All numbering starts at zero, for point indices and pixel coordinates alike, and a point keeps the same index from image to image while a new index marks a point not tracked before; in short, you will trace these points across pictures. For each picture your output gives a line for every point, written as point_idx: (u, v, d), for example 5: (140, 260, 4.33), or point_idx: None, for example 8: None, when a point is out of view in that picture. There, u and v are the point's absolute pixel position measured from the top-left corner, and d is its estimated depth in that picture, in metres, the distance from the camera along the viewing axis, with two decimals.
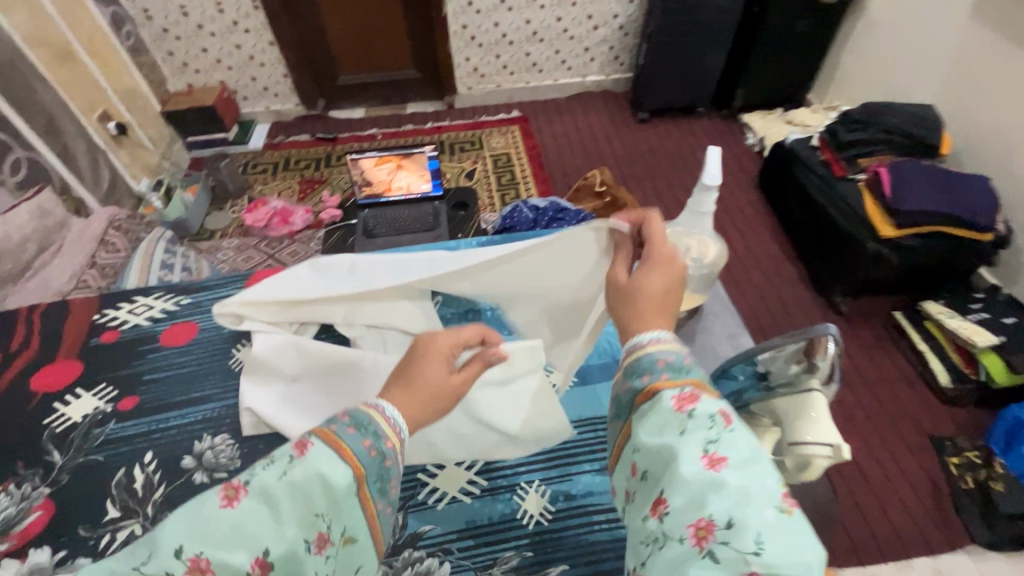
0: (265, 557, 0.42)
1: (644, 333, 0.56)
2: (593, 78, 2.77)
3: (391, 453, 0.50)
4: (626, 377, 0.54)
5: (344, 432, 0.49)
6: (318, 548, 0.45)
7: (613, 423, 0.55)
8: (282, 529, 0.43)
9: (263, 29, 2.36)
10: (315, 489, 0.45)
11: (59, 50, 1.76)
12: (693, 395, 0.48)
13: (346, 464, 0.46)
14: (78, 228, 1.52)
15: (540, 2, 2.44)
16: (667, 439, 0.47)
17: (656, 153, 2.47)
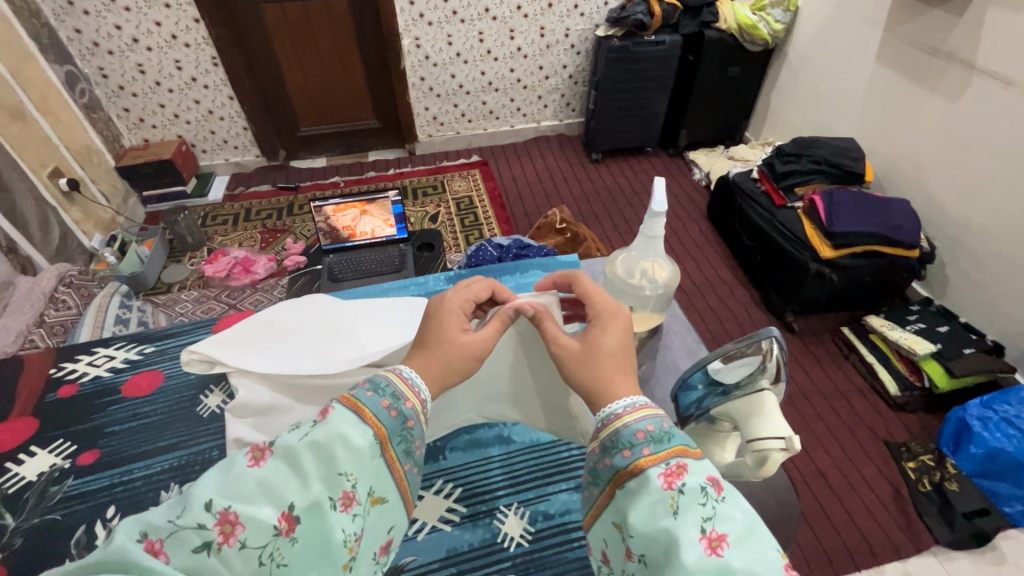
0: (291, 511, 0.46)
1: (614, 404, 0.56)
2: (547, 123, 2.92)
3: (411, 413, 0.56)
4: (606, 451, 0.53)
5: (364, 395, 0.55)
6: (343, 506, 0.48)
7: (592, 489, 0.55)
8: (309, 485, 0.47)
9: (222, 85, 2.40)
10: (337, 448, 0.49)
11: (10, 109, 1.74)
12: (679, 470, 0.48)
13: (365, 426, 0.52)
14: (25, 286, 1.46)
15: (494, 55, 2.58)
16: (664, 523, 0.45)
17: (611, 191, 2.60)
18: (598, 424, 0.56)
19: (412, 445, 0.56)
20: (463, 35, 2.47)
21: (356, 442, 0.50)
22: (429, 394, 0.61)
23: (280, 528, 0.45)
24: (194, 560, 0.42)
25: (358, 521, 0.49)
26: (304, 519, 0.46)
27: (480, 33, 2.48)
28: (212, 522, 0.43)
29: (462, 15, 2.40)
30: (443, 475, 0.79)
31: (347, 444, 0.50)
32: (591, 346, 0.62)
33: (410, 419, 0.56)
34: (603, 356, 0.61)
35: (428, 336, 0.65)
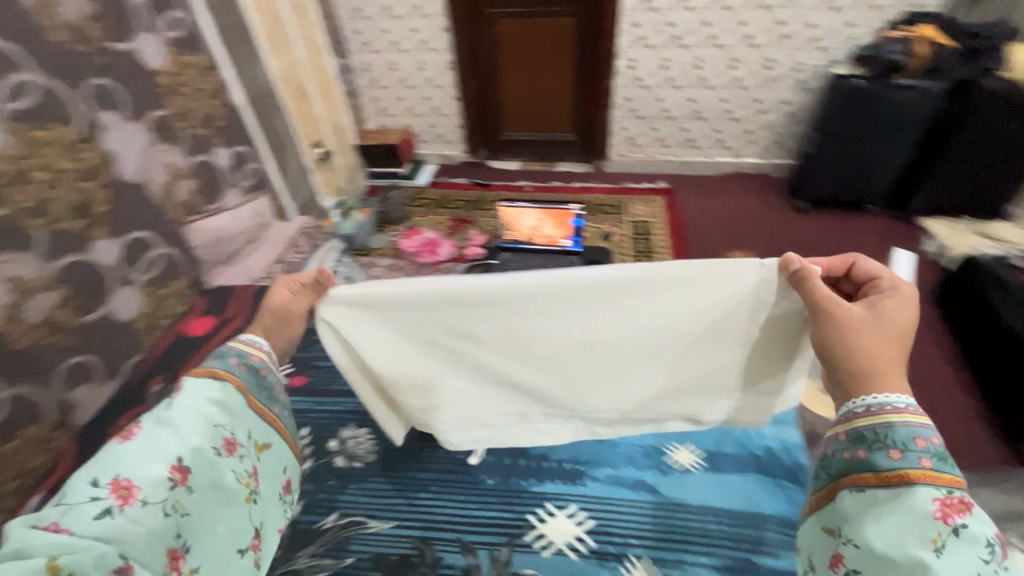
0: (179, 463, 0.69)
1: (892, 395, 0.67)
2: (750, 160, 2.70)
3: (260, 365, 0.84)
4: (870, 450, 0.66)
5: (218, 364, 0.81)
6: (226, 449, 0.75)
7: (815, 481, 0.73)
8: (192, 441, 0.71)
9: (450, 86, 2.71)
10: (206, 411, 0.75)
11: (298, 89, 2.21)
12: (961, 507, 0.58)
13: (221, 384, 0.78)
14: (278, 229, 1.83)
15: (708, 83, 2.48)
16: (914, 545, 0.58)
17: (813, 245, 2.30)
18: (860, 406, 0.68)
19: (270, 393, 0.85)
20: (680, 61, 2.43)
21: (221, 400, 0.77)
22: (267, 343, 0.88)
23: (173, 480, 0.67)
24: (99, 522, 0.60)
25: (234, 465, 0.76)
26: (191, 472, 0.70)
27: (698, 60, 2.41)
28: (106, 493, 0.62)
29: (685, 40, 2.36)
30: (580, 504, 0.90)
31: (213, 401, 0.76)
32: (881, 313, 0.72)
33: (261, 370, 0.84)
34: (893, 326, 0.71)
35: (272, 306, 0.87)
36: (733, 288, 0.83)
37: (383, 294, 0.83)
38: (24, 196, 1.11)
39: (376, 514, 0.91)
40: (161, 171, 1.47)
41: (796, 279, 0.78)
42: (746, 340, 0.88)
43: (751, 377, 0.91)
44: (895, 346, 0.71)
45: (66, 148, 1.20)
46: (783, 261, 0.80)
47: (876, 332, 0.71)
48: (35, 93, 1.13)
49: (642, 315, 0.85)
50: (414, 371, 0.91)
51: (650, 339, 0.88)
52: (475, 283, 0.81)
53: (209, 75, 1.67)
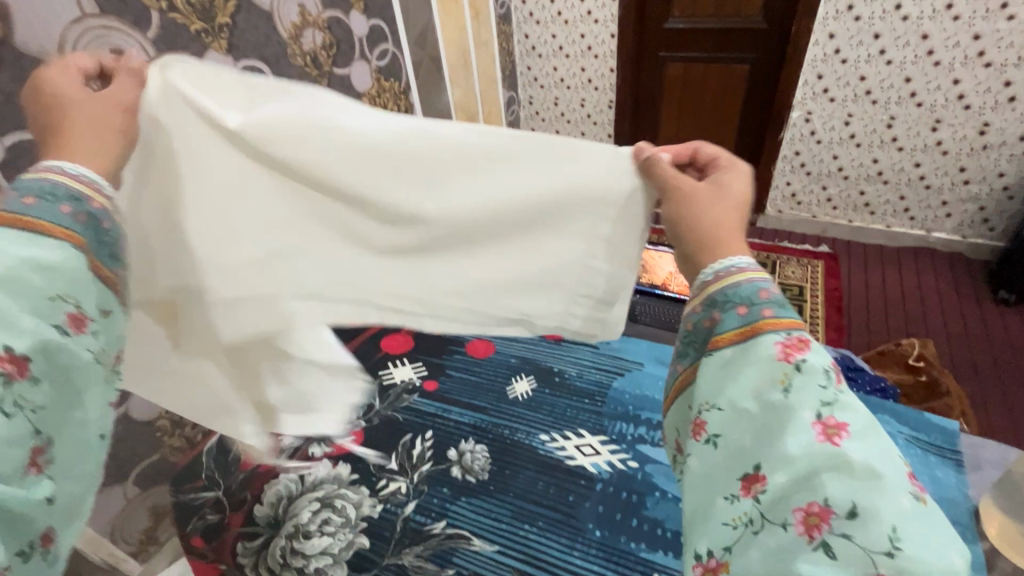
0: (11, 354, 0.35)
1: (731, 257, 0.48)
2: (941, 235, 2.33)
3: (101, 212, 0.43)
4: (713, 306, 0.45)
5: (17, 204, 0.39)
6: (76, 327, 0.39)
7: (679, 364, 0.48)
8: (17, 323, 0.35)
9: (607, 124, 2.75)
10: (27, 273, 0.37)
11: (469, 116, 2.42)
12: (801, 343, 0.40)
13: (52, 240, 0.39)
14: None
15: (900, 144, 2.20)
16: (766, 395, 0.39)
17: (1016, 347, 1.90)
18: (708, 274, 0.48)
19: (122, 246, 0.45)
20: (868, 117, 2.19)
21: (43, 259, 0.38)
22: (96, 172, 0.45)
23: (7, 375, 0.34)
24: None
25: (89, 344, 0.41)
26: (27, 359, 0.36)
27: (892, 118, 2.15)
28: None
29: (877, 96, 2.13)
30: None
31: (35, 261, 0.37)
32: (724, 188, 0.55)
33: (103, 219, 0.43)
34: (732, 199, 0.54)
35: (54, 103, 0.47)
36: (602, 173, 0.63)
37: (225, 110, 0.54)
38: None
39: (480, 532, 0.77)
40: None
41: (645, 167, 0.61)
42: (605, 244, 0.66)
43: (593, 300, 0.68)
44: (741, 217, 0.53)
45: None
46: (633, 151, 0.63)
47: (712, 206, 0.54)
48: None
49: (523, 185, 0.63)
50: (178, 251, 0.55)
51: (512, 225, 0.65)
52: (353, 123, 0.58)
53: (401, 99, 1.90)
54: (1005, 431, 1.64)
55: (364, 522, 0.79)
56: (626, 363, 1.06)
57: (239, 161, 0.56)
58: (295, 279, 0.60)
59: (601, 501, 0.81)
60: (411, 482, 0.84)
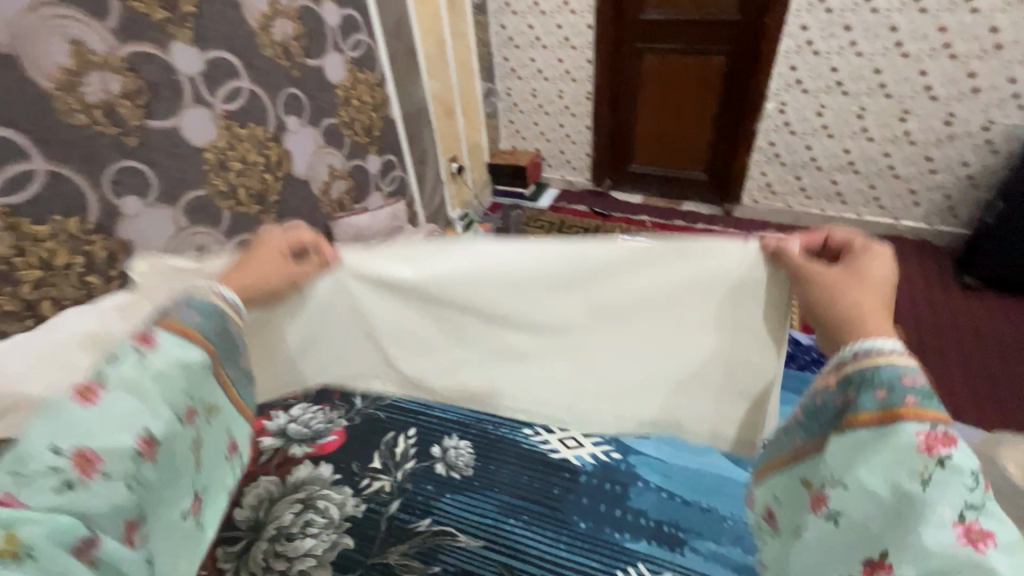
0: (148, 436, 0.51)
1: (869, 339, 0.52)
2: (910, 223, 2.39)
3: (231, 328, 0.62)
4: (855, 387, 0.51)
5: (186, 318, 0.57)
6: (189, 418, 0.56)
7: (801, 435, 0.58)
8: (159, 410, 0.53)
9: (585, 115, 2.75)
10: (175, 373, 0.54)
11: (446, 108, 2.39)
12: (947, 437, 0.45)
13: (197, 347, 0.57)
14: (409, 233, 1.97)
15: (870, 134, 2.25)
16: (906, 486, 0.45)
17: (980, 331, 1.97)
18: (847, 352, 0.53)
19: (237, 356, 0.63)
20: (839, 108, 2.23)
21: (189, 364, 0.56)
22: (237, 295, 0.64)
23: (140, 452, 0.50)
24: (55, 498, 0.45)
25: (195, 431, 0.58)
26: (159, 439, 0.52)
27: (862, 108, 2.20)
28: (66, 463, 0.46)
29: (847, 87, 2.18)
30: (673, 570, 0.72)
31: (182, 363, 0.55)
32: (858, 272, 0.58)
33: (231, 336, 0.62)
34: (867, 281, 0.57)
35: (251, 265, 0.69)
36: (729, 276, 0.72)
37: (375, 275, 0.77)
38: (221, 181, 1.32)
39: (466, 528, 0.78)
40: (324, 171, 1.68)
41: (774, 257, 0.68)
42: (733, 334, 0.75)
43: (730, 372, 0.78)
44: (881, 303, 0.56)
45: (258, 143, 1.41)
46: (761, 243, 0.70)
47: (848, 291, 0.57)
48: (243, 96, 1.35)
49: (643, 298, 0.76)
50: (365, 347, 0.86)
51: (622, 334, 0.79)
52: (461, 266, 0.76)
53: (377, 91, 1.88)
54: (970, 411, 1.70)
55: (347, 522, 0.79)
56: None
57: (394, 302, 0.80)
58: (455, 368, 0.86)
59: (585, 494, 0.83)
60: (396, 480, 0.85)
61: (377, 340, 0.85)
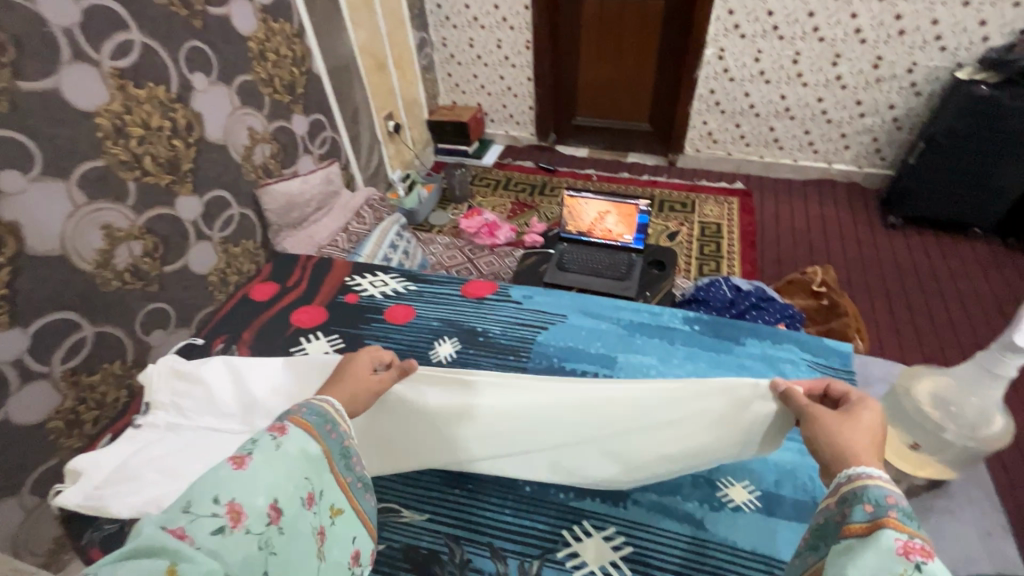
0: (277, 504, 0.51)
1: (857, 468, 0.51)
2: (841, 167, 2.48)
3: (345, 434, 0.62)
4: (844, 503, 0.48)
5: (310, 417, 0.59)
6: (309, 505, 0.55)
7: (809, 557, 0.51)
8: (288, 485, 0.53)
9: (526, 66, 2.65)
10: (300, 459, 0.55)
11: (378, 61, 2.24)
12: (927, 551, 0.41)
13: (317, 440, 0.58)
14: (345, 198, 1.87)
15: (804, 79, 2.28)
16: None
17: (902, 267, 2.10)
18: (844, 477, 0.51)
19: (350, 460, 0.62)
20: (775, 53, 2.24)
21: (312, 452, 0.56)
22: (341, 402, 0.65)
23: (270, 517, 0.50)
24: (212, 541, 0.45)
25: (315, 524, 0.56)
26: (287, 513, 0.52)
27: (797, 53, 2.22)
28: (223, 511, 0.47)
29: (783, 31, 2.18)
30: (619, 525, 0.70)
31: (307, 450, 0.56)
32: (854, 417, 0.57)
33: (347, 440, 0.62)
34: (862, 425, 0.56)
35: (343, 375, 0.69)
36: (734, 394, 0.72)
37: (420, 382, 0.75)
38: (122, 149, 1.18)
39: (409, 503, 0.75)
40: (244, 134, 1.54)
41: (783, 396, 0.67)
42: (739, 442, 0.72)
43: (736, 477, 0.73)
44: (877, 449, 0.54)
45: (160, 105, 1.26)
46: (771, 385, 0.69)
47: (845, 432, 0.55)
48: (136, 51, 1.19)
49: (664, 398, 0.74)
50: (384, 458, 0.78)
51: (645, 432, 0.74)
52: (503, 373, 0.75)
53: (295, 43, 1.72)
54: (893, 344, 1.83)
55: None
56: (550, 316, 0.98)
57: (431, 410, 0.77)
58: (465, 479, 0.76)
59: None
60: None
61: (401, 454, 0.78)
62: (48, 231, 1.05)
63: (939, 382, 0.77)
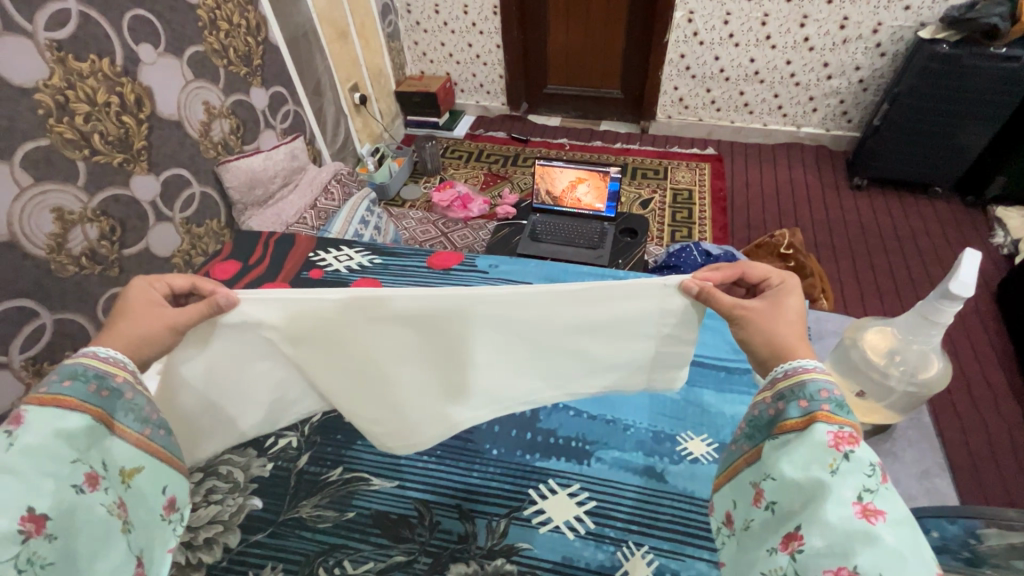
0: (32, 513, 0.44)
1: (794, 359, 0.54)
2: (809, 130, 2.51)
3: (123, 387, 0.56)
4: (781, 398, 0.51)
5: (60, 385, 0.51)
6: (91, 486, 0.49)
7: (745, 443, 0.54)
8: (42, 484, 0.45)
9: (494, 33, 2.58)
10: (54, 446, 0.47)
11: (339, 29, 2.15)
12: (852, 437, 0.45)
13: (79, 413, 0.50)
14: (312, 173, 1.82)
15: (773, 41, 2.27)
16: (815, 475, 0.44)
17: (865, 227, 2.15)
18: (779, 372, 0.54)
19: (142, 410, 0.57)
20: (745, 15, 2.21)
21: (70, 430, 0.49)
22: (119, 352, 0.58)
23: (26, 533, 0.43)
24: None
25: (109, 498, 0.50)
26: (54, 514, 0.45)
27: (765, 15, 2.19)
28: None
29: None
30: (581, 480, 0.73)
31: (60, 432, 0.48)
32: (779, 303, 0.61)
33: (126, 392, 0.56)
34: (783, 311, 0.60)
35: (140, 313, 0.62)
36: (643, 300, 0.66)
37: (275, 315, 0.66)
38: (67, 127, 1.12)
39: (378, 472, 0.76)
40: (200, 108, 1.48)
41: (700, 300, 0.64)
42: (662, 338, 0.70)
43: (662, 367, 0.74)
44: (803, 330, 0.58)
45: (105, 79, 1.20)
46: (682, 286, 0.65)
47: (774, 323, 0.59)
48: (73, 21, 1.12)
49: (578, 315, 0.68)
50: (259, 381, 0.73)
51: (564, 348, 0.72)
52: (380, 307, 0.65)
53: (248, 11, 1.64)
54: (856, 302, 1.89)
55: (254, 484, 0.76)
56: (515, 284, 0.99)
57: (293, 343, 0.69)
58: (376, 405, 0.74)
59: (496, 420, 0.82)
60: (302, 435, 0.82)
61: (290, 375, 0.74)
62: None
63: (886, 335, 0.80)
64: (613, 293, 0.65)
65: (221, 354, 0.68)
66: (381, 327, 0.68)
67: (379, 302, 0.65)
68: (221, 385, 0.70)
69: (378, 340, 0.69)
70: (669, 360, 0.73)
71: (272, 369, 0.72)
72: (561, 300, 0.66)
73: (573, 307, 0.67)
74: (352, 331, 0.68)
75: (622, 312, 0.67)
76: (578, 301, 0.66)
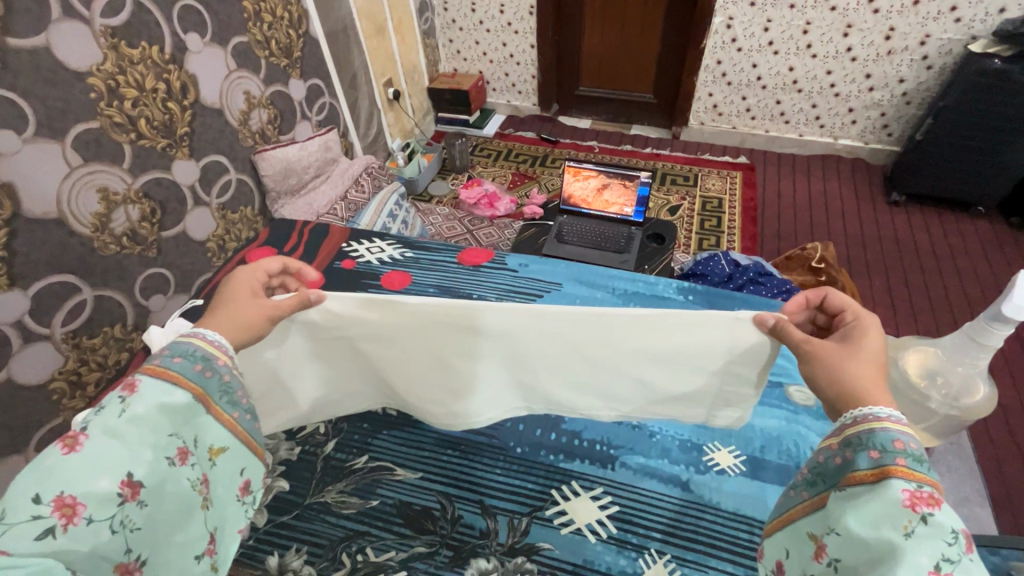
0: (129, 478, 0.47)
1: (869, 406, 0.51)
2: (846, 142, 2.45)
3: (224, 370, 0.58)
4: (848, 447, 0.50)
5: (169, 362, 0.54)
6: (182, 460, 0.51)
7: (806, 491, 0.53)
8: (138, 453, 0.48)
9: (529, 33, 2.58)
10: (157, 419, 0.50)
11: (377, 25, 2.18)
12: (931, 499, 0.43)
13: (182, 390, 0.53)
14: (344, 166, 1.85)
15: (814, 50, 2.22)
16: (885, 534, 0.43)
17: (902, 244, 2.10)
18: (848, 418, 0.52)
19: (235, 395, 0.58)
20: (786, 22, 2.17)
21: (171, 406, 0.51)
22: (221, 334, 0.60)
23: (123, 496, 0.46)
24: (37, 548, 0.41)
25: (194, 475, 0.52)
26: (146, 483, 0.48)
27: (807, 23, 2.15)
28: (48, 510, 0.42)
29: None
30: (605, 484, 0.73)
31: (162, 407, 0.50)
32: (851, 341, 0.60)
33: (225, 375, 0.57)
34: (859, 350, 0.58)
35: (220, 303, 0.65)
36: (713, 335, 0.67)
37: (356, 313, 0.72)
38: (116, 111, 1.16)
39: (403, 463, 0.77)
40: (240, 98, 1.51)
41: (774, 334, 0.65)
42: (723, 374, 0.70)
43: (723, 404, 0.74)
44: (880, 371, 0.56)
45: (154, 66, 1.24)
46: (756, 319, 0.66)
47: (846, 361, 0.57)
48: (127, 8, 1.16)
49: (642, 338, 0.69)
50: (326, 369, 0.79)
51: (620, 367, 0.73)
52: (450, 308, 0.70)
53: (291, 4, 1.67)
54: (889, 320, 1.83)
55: (283, 466, 0.78)
56: (545, 284, 0.99)
57: (364, 336, 0.75)
58: (425, 396, 0.79)
59: (521, 420, 0.82)
60: (331, 421, 0.84)
61: (354, 367, 0.79)
62: (44, 193, 1.04)
63: (926, 356, 0.78)
64: (681, 319, 0.67)
65: (294, 338, 0.73)
66: (444, 326, 0.72)
67: (452, 304, 0.70)
68: (291, 371, 0.76)
69: (440, 337, 0.74)
70: (726, 398, 0.73)
71: (338, 358, 0.78)
72: (628, 321, 0.68)
73: (637, 329, 0.69)
74: (418, 326, 0.73)
75: (687, 341, 0.68)
76: (642, 322, 0.68)
